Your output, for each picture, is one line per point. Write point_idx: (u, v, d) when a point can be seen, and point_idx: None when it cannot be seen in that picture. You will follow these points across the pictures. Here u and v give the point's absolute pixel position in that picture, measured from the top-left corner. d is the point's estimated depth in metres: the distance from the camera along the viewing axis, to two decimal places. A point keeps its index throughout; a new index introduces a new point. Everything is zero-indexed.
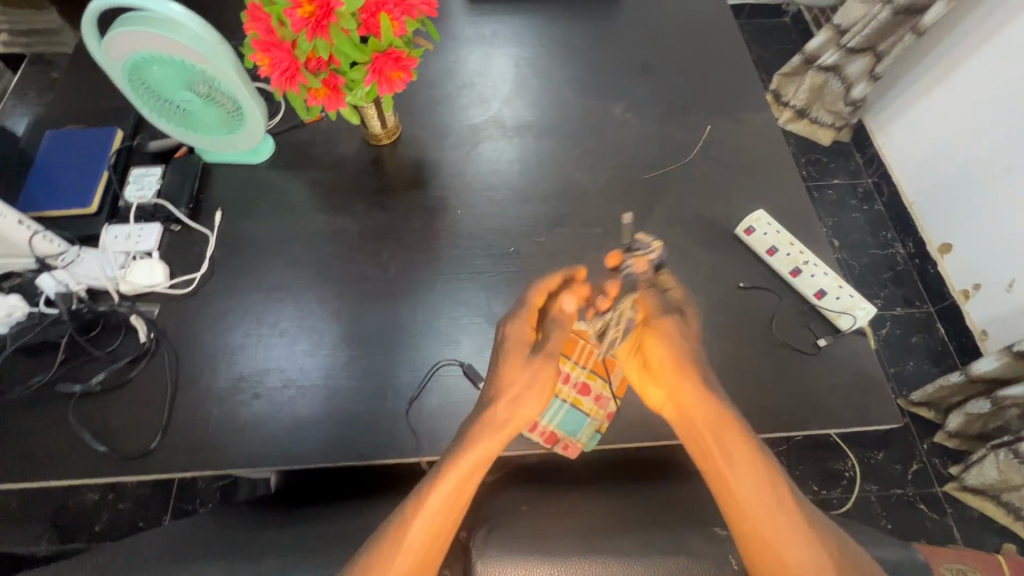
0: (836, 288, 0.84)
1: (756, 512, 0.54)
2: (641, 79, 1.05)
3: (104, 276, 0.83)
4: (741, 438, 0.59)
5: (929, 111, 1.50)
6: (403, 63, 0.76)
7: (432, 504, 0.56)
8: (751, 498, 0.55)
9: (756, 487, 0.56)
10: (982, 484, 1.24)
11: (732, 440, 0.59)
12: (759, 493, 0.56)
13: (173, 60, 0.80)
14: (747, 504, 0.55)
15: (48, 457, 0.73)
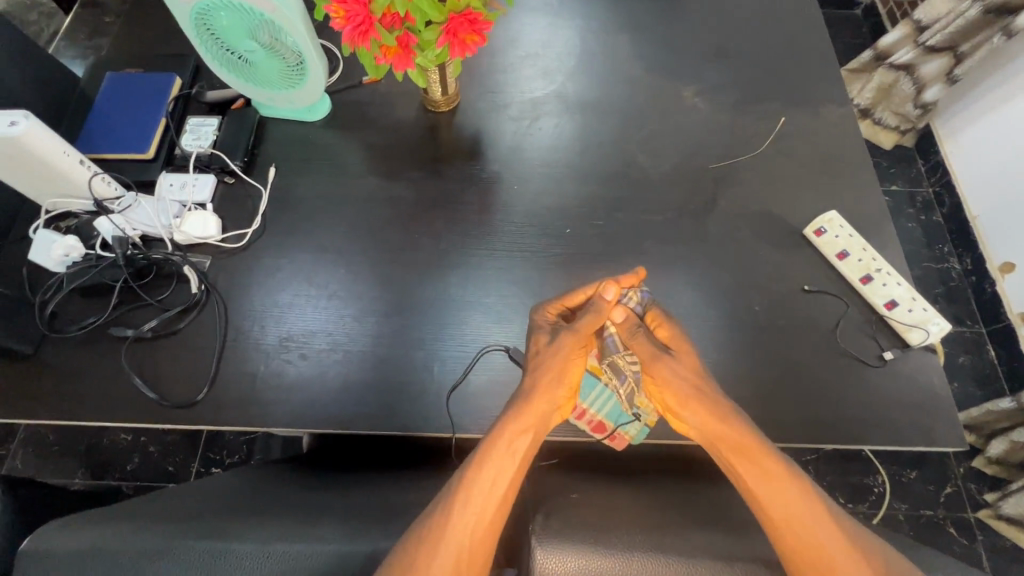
0: (909, 300, 0.79)
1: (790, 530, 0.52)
2: (712, 63, 1.00)
3: (159, 224, 0.83)
4: (767, 454, 0.57)
5: (1008, 120, 1.41)
6: (479, 26, 0.73)
7: (469, 494, 0.53)
8: (786, 513, 0.53)
9: (790, 504, 0.53)
10: (1020, 513, 1.19)
11: (754, 457, 0.57)
12: (795, 509, 0.53)
13: (241, 7, 0.77)
14: (782, 522, 0.52)
15: (98, 398, 0.74)
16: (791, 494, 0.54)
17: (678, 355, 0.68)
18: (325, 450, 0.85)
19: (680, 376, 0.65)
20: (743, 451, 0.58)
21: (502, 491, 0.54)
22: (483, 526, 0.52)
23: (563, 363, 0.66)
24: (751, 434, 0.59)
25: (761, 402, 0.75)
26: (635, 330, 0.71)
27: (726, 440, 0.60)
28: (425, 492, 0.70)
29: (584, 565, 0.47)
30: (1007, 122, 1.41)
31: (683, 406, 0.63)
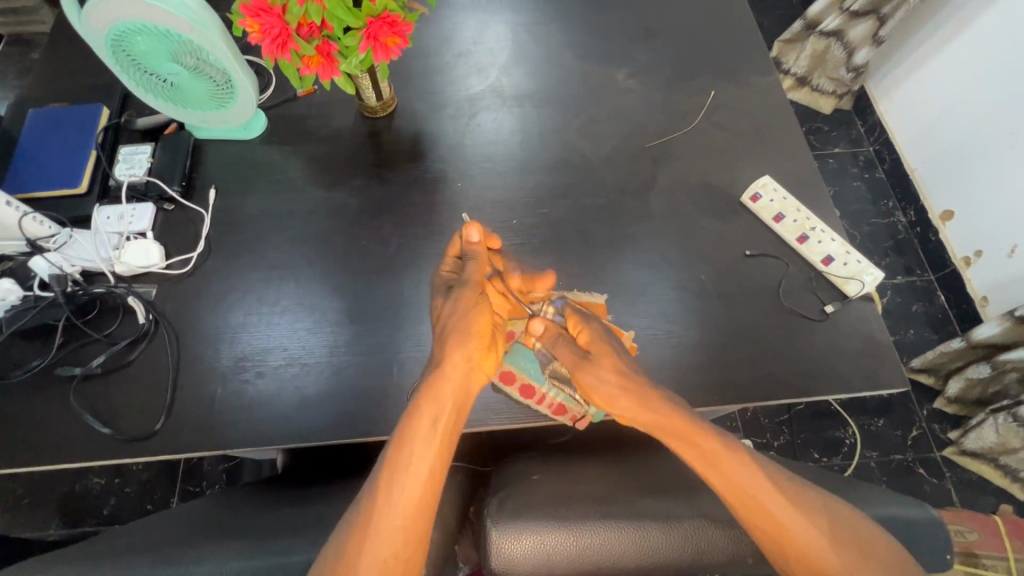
0: (843, 254, 0.83)
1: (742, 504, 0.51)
2: (643, 45, 1.02)
3: (98, 257, 0.81)
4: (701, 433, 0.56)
5: (934, 75, 1.47)
6: (398, 28, 0.74)
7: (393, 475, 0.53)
8: (732, 487, 0.52)
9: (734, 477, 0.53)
10: (981, 447, 1.25)
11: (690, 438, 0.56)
12: (742, 484, 0.52)
13: (158, 30, 0.76)
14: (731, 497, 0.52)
15: (50, 440, 0.72)
16: (734, 465, 0.53)
17: (598, 357, 0.65)
18: (297, 467, 0.84)
19: (602, 381, 0.63)
20: (678, 433, 0.57)
21: (427, 469, 0.54)
22: (413, 509, 0.52)
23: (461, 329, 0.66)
24: (681, 416, 0.58)
25: (715, 366, 0.77)
26: (556, 338, 0.70)
27: (659, 422, 0.59)
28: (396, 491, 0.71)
29: (539, 543, 0.49)
30: (932, 77, 1.47)
31: (612, 402, 0.63)
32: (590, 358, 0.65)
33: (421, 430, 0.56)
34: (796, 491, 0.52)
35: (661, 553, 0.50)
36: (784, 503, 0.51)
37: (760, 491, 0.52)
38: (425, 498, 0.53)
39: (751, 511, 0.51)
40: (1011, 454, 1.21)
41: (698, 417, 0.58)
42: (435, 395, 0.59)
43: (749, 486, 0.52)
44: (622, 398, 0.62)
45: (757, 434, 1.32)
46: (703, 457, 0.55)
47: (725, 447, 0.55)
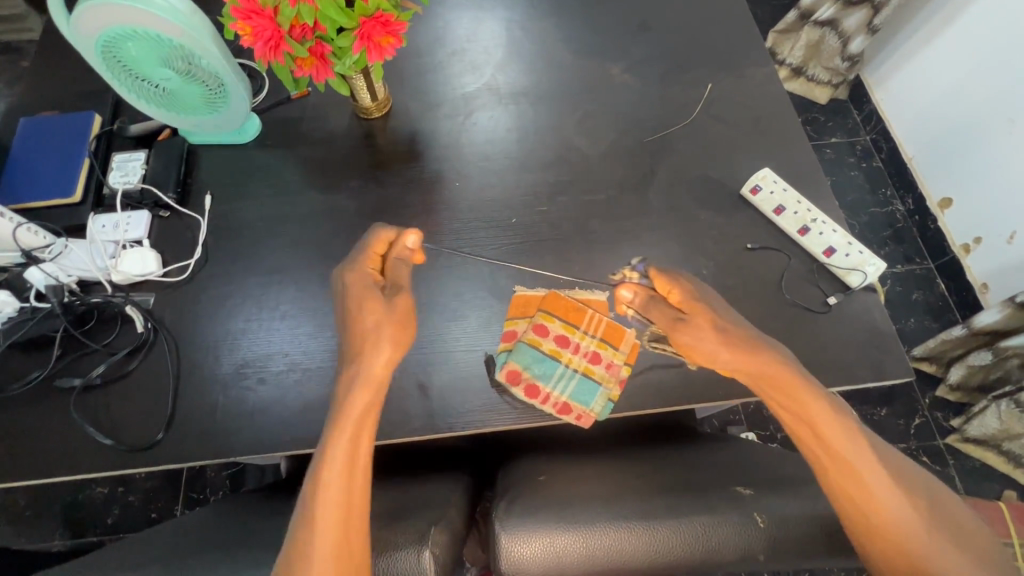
0: (845, 245, 0.83)
1: (840, 473, 0.51)
2: (638, 39, 1.01)
3: (94, 267, 0.81)
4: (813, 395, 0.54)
5: (930, 62, 1.46)
6: (392, 27, 0.73)
7: (320, 458, 0.52)
8: (836, 456, 0.51)
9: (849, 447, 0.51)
10: (984, 434, 1.25)
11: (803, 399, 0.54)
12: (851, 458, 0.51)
13: (149, 35, 0.75)
14: (840, 470, 0.51)
15: (52, 453, 0.72)
16: (839, 434, 0.52)
17: (693, 317, 0.63)
18: (301, 473, 0.84)
19: (702, 338, 0.60)
20: (788, 392, 0.54)
21: (341, 448, 0.52)
22: (336, 492, 0.50)
23: (351, 290, 0.64)
24: (791, 371, 0.55)
25: None
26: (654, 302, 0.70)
27: (764, 378, 0.56)
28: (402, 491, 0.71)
29: (547, 547, 0.49)
30: (928, 64, 1.47)
31: (715, 359, 0.59)
32: (684, 318, 0.63)
33: (342, 454, 0.52)
34: (903, 471, 0.52)
35: (670, 550, 0.50)
36: (896, 490, 0.50)
37: (867, 467, 0.51)
38: (348, 495, 0.51)
39: (855, 484, 0.50)
40: (1014, 439, 1.21)
41: (808, 378, 0.55)
42: (356, 371, 0.56)
43: (861, 467, 0.51)
44: (723, 349, 0.58)
45: None
46: (812, 421, 0.53)
47: (831, 413, 0.53)
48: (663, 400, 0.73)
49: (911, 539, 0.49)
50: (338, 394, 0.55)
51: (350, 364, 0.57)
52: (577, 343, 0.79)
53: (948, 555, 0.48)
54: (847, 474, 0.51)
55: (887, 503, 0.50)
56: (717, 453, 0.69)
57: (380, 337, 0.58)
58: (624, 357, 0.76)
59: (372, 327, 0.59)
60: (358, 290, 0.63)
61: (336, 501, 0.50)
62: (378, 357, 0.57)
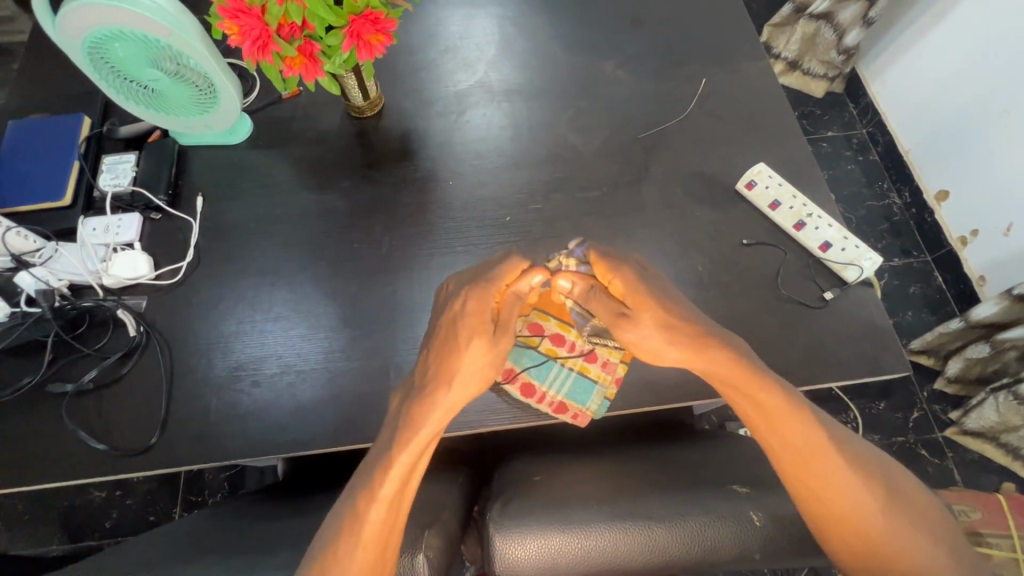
0: (841, 239, 0.82)
1: (800, 471, 0.53)
2: (632, 34, 1.00)
3: (85, 270, 0.80)
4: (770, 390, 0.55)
5: (925, 55, 1.45)
6: (382, 25, 0.72)
7: (373, 471, 0.54)
8: (795, 454, 0.54)
9: (799, 438, 0.54)
10: (982, 426, 1.24)
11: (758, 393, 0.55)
12: (806, 446, 0.54)
13: (136, 35, 0.74)
14: (796, 463, 0.53)
15: (45, 459, 0.71)
16: (797, 430, 0.54)
17: (635, 311, 0.59)
18: (297, 474, 0.84)
19: (646, 336, 0.58)
20: (736, 385, 0.56)
21: (401, 469, 0.54)
22: (386, 508, 0.52)
23: (459, 322, 0.62)
24: (747, 365, 0.56)
25: None
26: (589, 291, 0.64)
27: (725, 377, 0.55)
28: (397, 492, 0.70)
29: (542, 547, 0.49)
30: (923, 57, 1.46)
31: (660, 356, 0.59)
32: (628, 313, 0.60)
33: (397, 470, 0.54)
34: (859, 457, 0.55)
35: (666, 550, 0.50)
36: (849, 472, 0.53)
37: (828, 460, 0.53)
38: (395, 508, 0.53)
39: (817, 481, 0.52)
40: (1012, 431, 1.20)
41: (764, 373, 0.56)
42: (434, 399, 0.57)
43: (811, 452, 0.53)
44: (672, 349, 0.57)
45: None
46: (764, 412, 0.55)
47: (790, 412, 0.54)
48: (660, 398, 0.73)
49: (867, 521, 0.53)
50: (413, 417, 0.57)
51: (429, 393, 0.58)
52: (572, 342, 0.79)
53: (897, 530, 0.53)
54: (809, 472, 0.53)
55: (846, 492, 0.53)
56: (713, 450, 0.69)
57: (468, 374, 0.59)
58: (620, 354, 0.75)
59: (473, 367, 0.60)
60: (472, 318, 0.62)
61: (382, 517, 0.52)
62: (459, 393, 0.59)
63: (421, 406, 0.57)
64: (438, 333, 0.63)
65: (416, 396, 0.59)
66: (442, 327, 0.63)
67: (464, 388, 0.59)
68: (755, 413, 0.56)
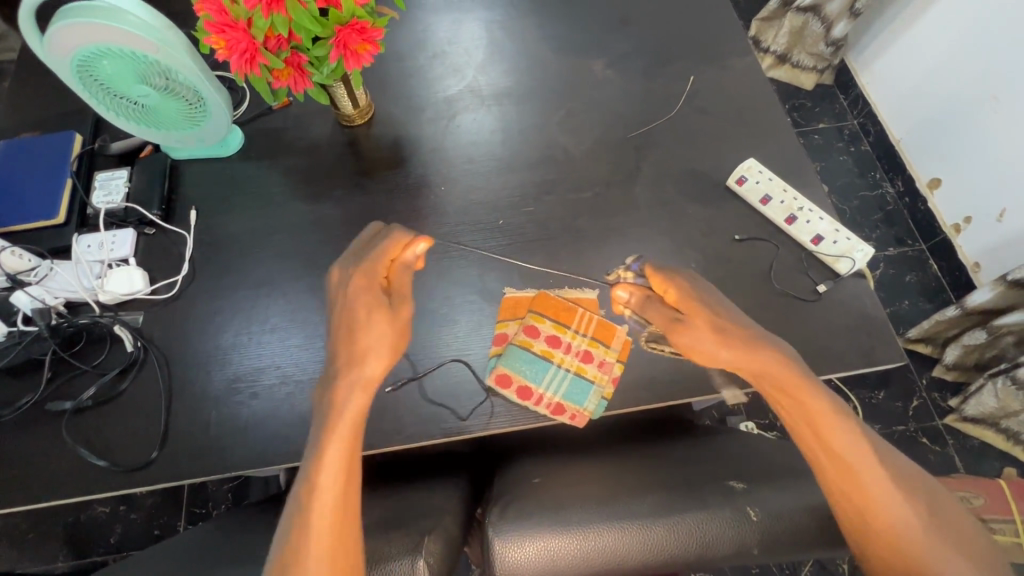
0: (833, 232, 0.83)
1: (838, 475, 0.52)
2: (619, 34, 1.01)
3: (81, 287, 0.80)
4: (816, 395, 0.55)
5: (912, 44, 1.46)
6: (368, 34, 0.72)
7: (310, 460, 0.54)
8: (836, 458, 0.53)
9: (840, 444, 0.54)
10: (982, 413, 1.24)
11: (805, 395, 0.56)
12: (844, 453, 0.53)
13: (124, 53, 0.74)
14: (828, 462, 0.54)
15: (46, 477, 0.71)
16: (846, 439, 0.54)
17: (690, 317, 0.63)
18: None
19: (700, 338, 0.61)
20: (783, 387, 0.56)
21: (341, 449, 0.54)
22: (333, 494, 0.52)
23: (351, 304, 0.63)
24: (797, 369, 0.57)
25: None
26: (648, 301, 0.70)
27: (773, 381, 0.57)
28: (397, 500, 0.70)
29: (542, 551, 0.49)
30: (911, 46, 1.47)
31: (714, 357, 0.61)
32: (683, 319, 0.63)
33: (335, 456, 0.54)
34: (903, 475, 0.53)
35: (665, 548, 0.50)
36: (890, 486, 0.52)
37: (866, 469, 0.52)
38: (342, 495, 0.53)
39: (858, 485, 0.52)
40: (1012, 417, 1.20)
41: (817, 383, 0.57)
42: (351, 377, 0.57)
43: (852, 458, 0.53)
44: (726, 351, 0.59)
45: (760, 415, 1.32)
46: (809, 415, 0.55)
47: (834, 414, 0.55)
48: (658, 396, 0.73)
49: (904, 538, 0.50)
50: (333, 400, 0.56)
51: (340, 375, 0.58)
52: (568, 343, 0.79)
53: (943, 553, 0.49)
54: (849, 477, 0.52)
55: (884, 503, 0.51)
56: (713, 447, 0.69)
57: (374, 352, 0.59)
58: (616, 354, 0.76)
59: (373, 346, 0.60)
60: (365, 298, 0.63)
61: (331, 499, 0.52)
62: (376, 366, 0.58)
63: (343, 384, 0.57)
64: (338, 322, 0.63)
65: (331, 382, 0.58)
66: (337, 317, 0.63)
67: (378, 363, 0.59)
68: (797, 417, 0.56)
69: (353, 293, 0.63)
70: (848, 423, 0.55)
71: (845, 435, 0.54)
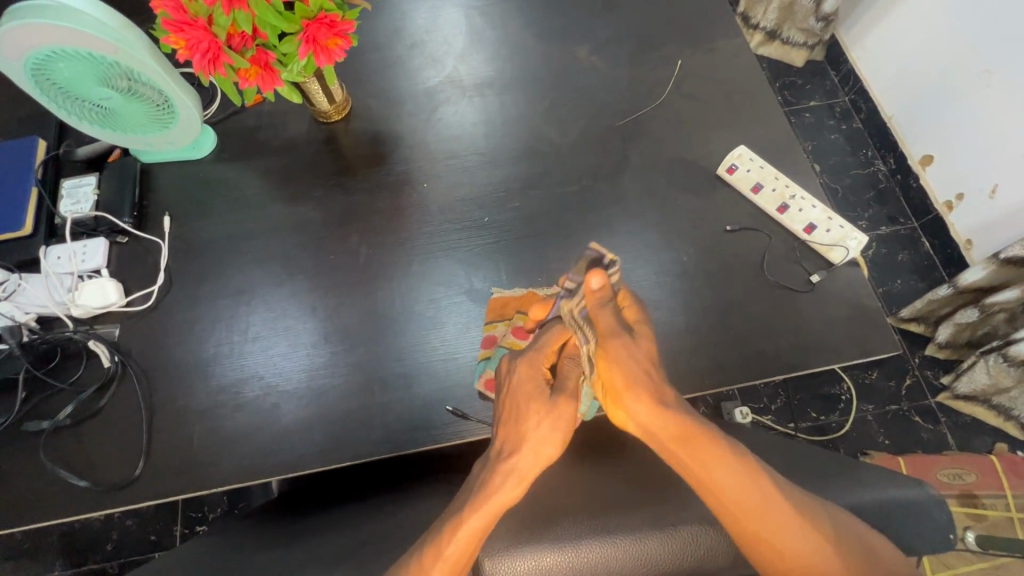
0: (825, 220, 0.81)
1: (754, 522, 0.49)
2: (603, 17, 0.97)
3: (52, 302, 0.78)
4: (714, 446, 0.53)
5: (904, 17, 1.43)
6: (339, 28, 0.69)
7: (441, 529, 0.53)
8: (733, 509, 0.50)
9: (743, 489, 0.51)
10: (974, 390, 1.24)
11: (706, 452, 0.53)
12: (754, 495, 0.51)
13: (80, 54, 0.70)
14: (735, 510, 0.50)
15: (26, 500, 0.70)
16: (745, 483, 0.51)
17: (636, 339, 0.62)
18: (290, 491, 0.83)
19: (637, 356, 0.60)
20: (694, 446, 0.54)
21: (473, 528, 0.52)
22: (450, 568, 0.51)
23: (516, 393, 0.64)
24: (696, 424, 0.55)
25: (707, 349, 0.76)
26: (603, 303, 0.62)
27: (667, 435, 0.55)
28: (389, 512, 0.69)
29: (533, 566, 0.49)
30: (901, 21, 1.44)
31: (631, 387, 0.58)
32: (631, 336, 0.62)
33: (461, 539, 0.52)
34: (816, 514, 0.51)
35: (662, 562, 0.49)
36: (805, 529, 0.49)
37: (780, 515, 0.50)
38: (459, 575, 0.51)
39: (767, 532, 0.49)
40: (1002, 394, 1.20)
41: (713, 426, 0.55)
42: (509, 466, 0.58)
43: (761, 504, 0.50)
44: (641, 395, 0.57)
45: (754, 399, 1.32)
46: (722, 482, 0.51)
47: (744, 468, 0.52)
48: None
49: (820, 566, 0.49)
50: (486, 480, 0.57)
51: (503, 459, 0.59)
52: None
53: None
54: (758, 521, 0.50)
55: (801, 547, 0.49)
56: None
57: (535, 443, 0.59)
58: None
59: (538, 432, 0.60)
60: (527, 385, 0.64)
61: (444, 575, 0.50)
62: (533, 457, 0.58)
63: (500, 472, 0.57)
64: (503, 407, 0.64)
65: (493, 464, 0.59)
66: (506, 404, 0.64)
67: (534, 454, 0.58)
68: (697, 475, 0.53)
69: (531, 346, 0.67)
70: (749, 472, 0.52)
71: (748, 486, 0.51)
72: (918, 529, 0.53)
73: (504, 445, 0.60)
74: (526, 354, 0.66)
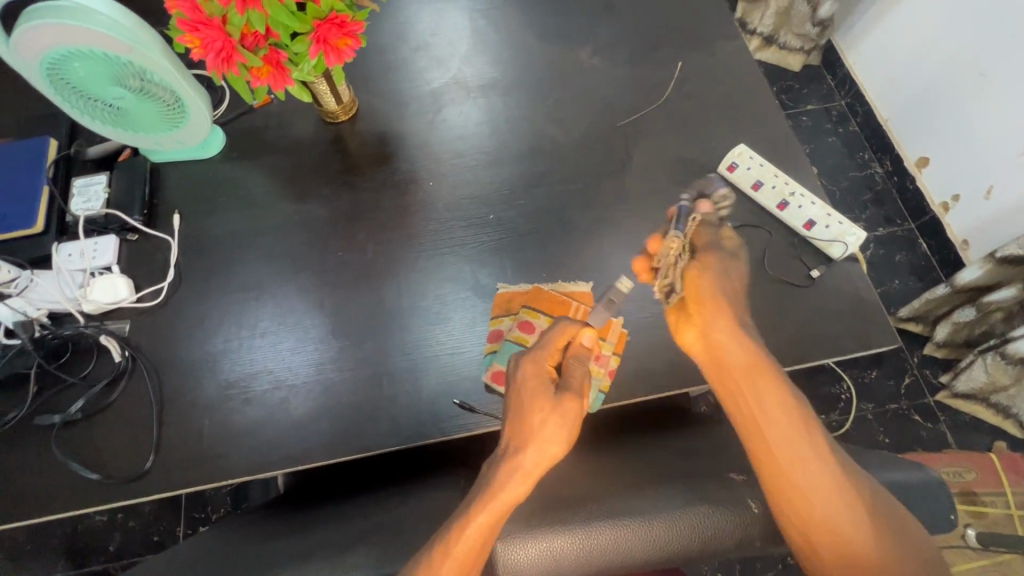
0: (825, 217, 0.83)
1: (791, 467, 0.53)
2: (604, 20, 0.99)
3: (63, 298, 0.79)
4: (771, 380, 0.56)
5: (898, 23, 1.45)
6: (348, 28, 0.71)
7: (446, 528, 0.53)
8: (771, 441, 0.54)
9: (789, 425, 0.55)
10: (972, 389, 1.25)
11: (762, 381, 0.57)
12: (799, 443, 0.54)
13: (95, 53, 0.71)
14: (778, 453, 0.53)
15: (37, 493, 0.70)
16: (790, 423, 0.54)
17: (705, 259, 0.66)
18: (295, 486, 0.84)
19: (729, 271, 0.65)
20: (748, 373, 0.57)
21: (477, 530, 0.52)
22: (459, 565, 0.51)
23: (520, 392, 0.61)
24: (757, 352, 0.58)
25: None
26: (711, 241, 0.68)
27: (738, 361, 0.58)
28: (397, 505, 0.69)
29: (542, 551, 0.51)
30: (895, 26, 1.46)
31: (715, 316, 0.60)
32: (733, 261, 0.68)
33: (466, 540, 0.51)
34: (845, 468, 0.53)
35: (667, 542, 0.51)
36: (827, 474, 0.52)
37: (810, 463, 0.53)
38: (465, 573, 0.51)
39: (794, 477, 0.52)
40: (1001, 391, 1.21)
41: (776, 361, 0.59)
42: (514, 465, 0.56)
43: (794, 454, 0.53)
44: (724, 317, 0.60)
45: None
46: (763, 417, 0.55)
47: (792, 406, 0.55)
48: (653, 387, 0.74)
49: (841, 530, 0.51)
50: (490, 480, 0.55)
51: (507, 457, 0.57)
52: None
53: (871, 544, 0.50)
54: (794, 465, 0.53)
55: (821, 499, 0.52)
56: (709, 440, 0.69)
57: (540, 443, 0.57)
58: (613, 347, 0.76)
59: (541, 433, 0.58)
60: (534, 384, 0.61)
61: (454, 572, 0.50)
62: (537, 458, 0.56)
63: (504, 470, 0.56)
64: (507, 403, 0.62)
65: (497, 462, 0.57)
66: (511, 401, 0.62)
67: (540, 455, 0.56)
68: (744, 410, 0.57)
69: (537, 345, 0.64)
70: (792, 401, 0.56)
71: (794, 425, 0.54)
72: (920, 511, 0.54)
73: (509, 442, 0.58)
74: (531, 351, 0.63)
